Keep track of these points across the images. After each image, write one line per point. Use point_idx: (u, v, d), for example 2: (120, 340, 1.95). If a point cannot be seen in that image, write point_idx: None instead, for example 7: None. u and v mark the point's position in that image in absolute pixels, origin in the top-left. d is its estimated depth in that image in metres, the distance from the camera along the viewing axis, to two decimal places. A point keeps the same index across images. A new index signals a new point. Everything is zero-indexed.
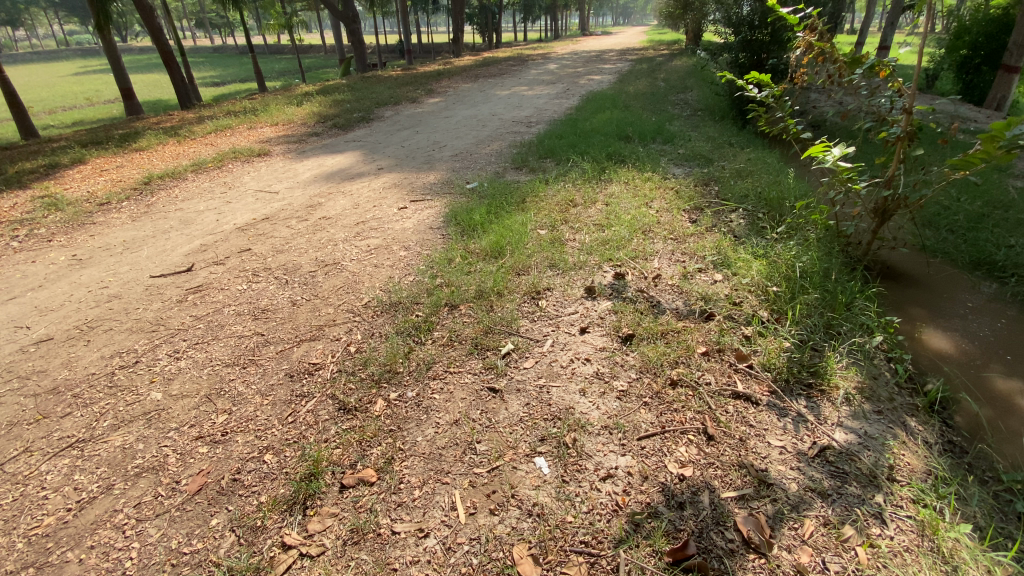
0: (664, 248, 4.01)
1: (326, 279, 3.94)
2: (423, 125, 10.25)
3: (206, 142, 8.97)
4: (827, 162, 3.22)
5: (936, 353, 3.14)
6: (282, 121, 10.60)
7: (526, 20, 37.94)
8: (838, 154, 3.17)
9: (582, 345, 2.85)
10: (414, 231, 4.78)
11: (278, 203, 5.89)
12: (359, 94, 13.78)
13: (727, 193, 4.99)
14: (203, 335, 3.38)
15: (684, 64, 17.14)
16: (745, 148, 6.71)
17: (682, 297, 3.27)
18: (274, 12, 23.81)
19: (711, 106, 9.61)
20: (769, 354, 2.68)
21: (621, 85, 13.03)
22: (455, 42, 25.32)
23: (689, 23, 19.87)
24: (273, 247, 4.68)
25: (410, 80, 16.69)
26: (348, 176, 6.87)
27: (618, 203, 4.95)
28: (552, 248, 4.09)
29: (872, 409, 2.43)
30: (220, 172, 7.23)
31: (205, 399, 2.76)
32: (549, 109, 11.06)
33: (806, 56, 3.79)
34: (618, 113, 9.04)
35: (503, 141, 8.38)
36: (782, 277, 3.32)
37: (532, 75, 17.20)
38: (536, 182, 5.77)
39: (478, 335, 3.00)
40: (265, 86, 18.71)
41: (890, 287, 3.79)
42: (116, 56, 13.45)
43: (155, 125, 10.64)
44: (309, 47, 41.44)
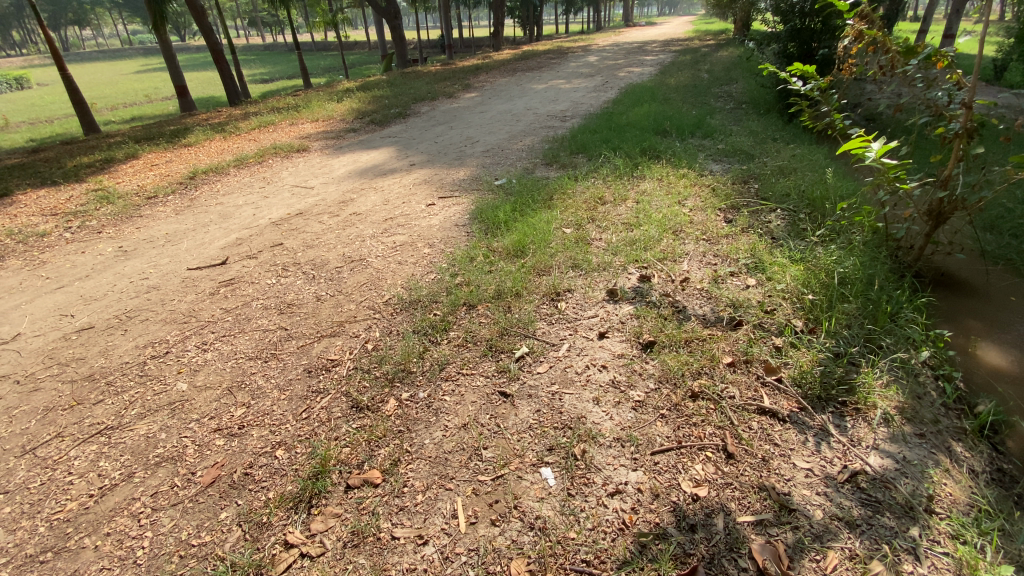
0: (694, 249, 3.84)
1: (351, 274, 3.99)
2: (457, 120, 10.26)
3: (250, 138, 9.30)
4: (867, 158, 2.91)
5: (991, 370, 2.85)
6: (322, 116, 10.86)
7: (568, 13, 37.44)
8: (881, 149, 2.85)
9: (600, 351, 2.76)
10: (439, 228, 4.78)
11: (312, 199, 6.03)
12: (398, 90, 13.96)
13: (767, 192, 4.73)
14: (230, 328, 3.49)
15: (730, 55, 16.48)
16: (790, 144, 6.36)
17: (711, 303, 3.11)
18: (320, 10, 24.44)
19: (756, 99, 9.18)
20: (801, 367, 2.51)
21: (661, 77, 12.65)
22: (494, 37, 25.28)
23: (737, 12, 19.07)
24: (304, 242, 4.78)
25: (449, 74, 16.77)
26: (381, 172, 6.95)
27: (648, 202, 4.79)
28: (577, 247, 3.99)
29: (913, 432, 2.23)
30: (259, 167, 7.47)
31: (227, 392, 2.85)
32: (586, 103, 10.85)
33: (855, 46, 3.53)
34: (655, 107, 8.76)
35: (536, 136, 8.28)
36: (821, 284, 3.10)
37: (570, 68, 16.94)
38: (566, 179, 5.65)
39: (494, 337, 2.95)
40: (310, 82, 19.23)
41: (942, 296, 3.48)
42: (171, 55, 14.11)
43: (204, 121, 11.11)
44: (354, 43, 42.38)
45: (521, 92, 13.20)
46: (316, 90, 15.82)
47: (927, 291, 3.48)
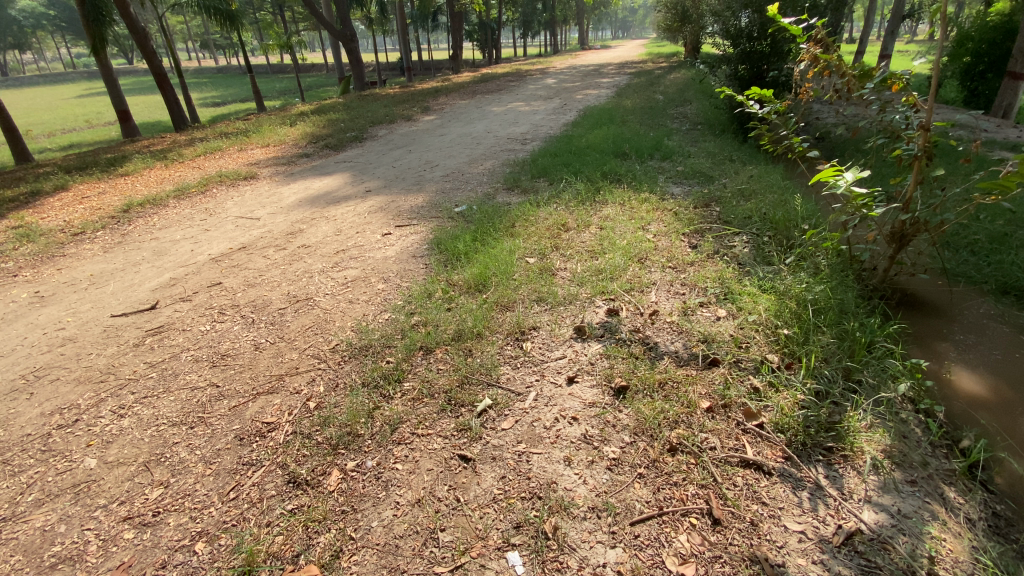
0: (662, 278, 3.69)
1: (295, 317, 3.64)
2: (416, 143, 10.04)
3: (194, 165, 8.78)
4: (839, 188, 2.83)
5: (968, 397, 2.79)
6: (273, 142, 10.42)
7: (525, 36, 38.16)
8: (852, 179, 2.77)
9: (570, 400, 2.51)
10: (395, 260, 4.48)
11: (258, 231, 5.64)
12: (355, 113, 13.64)
13: (730, 216, 4.68)
14: (154, 386, 3.10)
15: (683, 77, 16.96)
16: (747, 165, 6.41)
17: (682, 339, 2.94)
18: (273, 32, 23.92)
19: (711, 120, 9.35)
20: (783, 411, 2.34)
21: (618, 99, 12.82)
22: (453, 59, 25.36)
23: (687, 36, 19.73)
24: (246, 281, 4.40)
25: (408, 97, 16.58)
26: (334, 199, 6.62)
27: (613, 228, 4.65)
28: (541, 279, 3.77)
29: (904, 479, 2.08)
30: (203, 197, 7.00)
31: (143, 469, 2.48)
32: (546, 125, 10.84)
33: (811, 70, 3.52)
34: (614, 129, 8.79)
35: (497, 159, 8.14)
36: (793, 314, 2.98)
37: (529, 91, 17.04)
38: (528, 205, 5.47)
39: (452, 387, 2.66)
40: (263, 105, 18.65)
41: (911, 319, 3.46)
42: (111, 78, 13.33)
43: (146, 148, 10.48)
44: (310, 66, 41.76)
45: (481, 114, 13.12)
46: (268, 114, 15.29)
47: (895, 315, 3.45)
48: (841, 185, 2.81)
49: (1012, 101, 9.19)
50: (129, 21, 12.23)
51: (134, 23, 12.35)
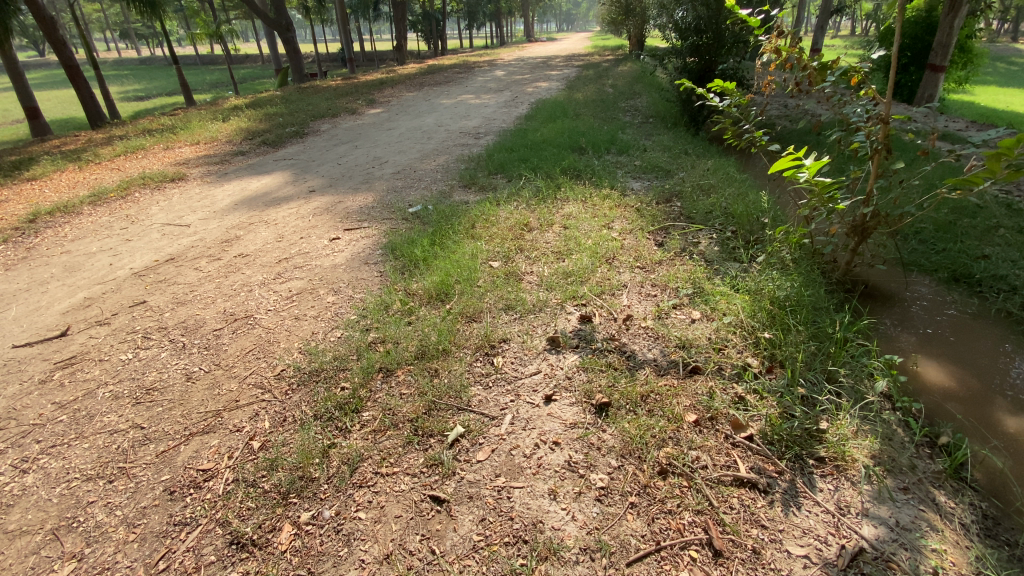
0: (631, 279, 3.55)
1: (233, 340, 3.25)
2: (363, 139, 9.52)
3: (113, 167, 7.93)
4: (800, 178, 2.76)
5: (938, 388, 2.82)
6: (205, 139, 9.61)
7: (471, 27, 37.53)
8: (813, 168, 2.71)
9: (549, 421, 2.31)
10: (346, 268, 4.13)
11: (188, 239, 5.11)
12: (295, 107, 12.85)
13: (692, 211, 4.63)
14: (65, 432, 2.65)
15: (629, 69, 17.11)
16: (702, 158, 6.43)
17: (659, 345, 2.80)
18: (200, 21, 22.28)
19: (662, 113, 9.40)
20: (772, 420, 2.23)
21: (568, 92, 12.74)
22: (398, 51, 24.50)
23: (631, 29, 19.93)
24: (175, 298, 3.94)
25: (352, 90, 15.83)
26: (274, 201, 6.11)
27: (576, 227, 4.48)
28: (507, 285, 3.55)
29: (897, 486, 2.01)
30: (124, 202, 6.30)
31: (51, 537, 2.09)
32: (498, 118, 10.58)
33: (773, 62, 3.45)
34: (569, 123, 8.66)
35: (450, 155, 7.81)
36: (769, 314, 2.90)
37: (477, 83, 16.69)
38: (486, 204, 5.22)
39: (419, 415, 2.39)
40: (194, 99, 17.29)
41: (874, 311, 3.49)
42: (15, 71, 11.90)
43: (56, 148, 9.41)
44: (244, 57, 39.34)
45: (430, 108, 12.67)
46: (199, 109, 14.17)
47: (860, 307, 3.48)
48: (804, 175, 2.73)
49: (936, 91, 9.72)
50: (34, 9, 10.88)
51: (42, 12, 11.04)
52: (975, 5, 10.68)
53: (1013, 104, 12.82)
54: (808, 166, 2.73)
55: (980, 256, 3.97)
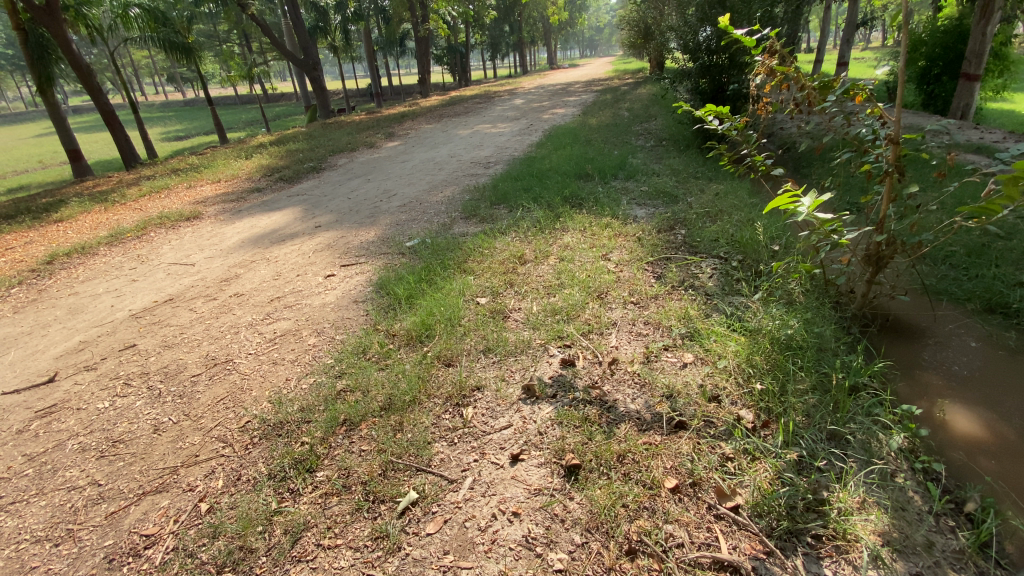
0: (623, 316, 3.30)
1: (208, 387, 3.18)
2: (376, 172, 9.65)
3: (135, 207, 8.23)
4: (799, 215, 2.43)
5: (968, 441, 2.48)
6: (225, 177, 9.92)
7: (494, 58, 38.37)
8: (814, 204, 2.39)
9: (512, 486, 2.10)
10: (333, 307, 4.04)
11: (189, 279, 5.16)
12: (315, 143, 13.23)
13: (696, 239, 4.37)
14: (26, 488, 2.59)
15: (647, 92, 16.99)
16: (711, 181, 6.18)
17: (644, 394, 2.55)
18: (235, 64, 23.49)
19: (675, 136, 9.18)
20: (762, 488, 1.95)
21: (583, 118, 12.67)
22: (421, 84, 25.17)
23: (650, 52, 19.93)
24: (163, 341, 3.93)
25: (374, 123, 16.25)
26: (279, 238, 6.16)
27: (572, 259, 4.28)
28: (491, 324, 3.37)
29: (910, 572, 1.70)
30: (138, 242, 6.47)
31: None
32: (510, 147, 10.58)
33: (768, 83, 3.24)
34: (578, 149, 8.54)
35: (457, 186, 7.78)
36: (768, 358, 2.61)
37: (495, 112, 16.88)
38: (483, 236, 5.09)
39: (373, 477, 2.22)
40: (225, 137, 18.07)
41: (895, 347, 3.16)
42: (59, 117, 12.71)
43: (88, 190, 9.87)
44: (279, 96, 41.26)
45: (446, 138, 12.82)
46: (227, 147, 14.77)
47: (878, 345, 3.16)
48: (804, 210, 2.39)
49: (970, 101, 9.19)
50: (73, 59, 11.63)
51: (78, 61, 11.84)
52: (1010, 11, 10.16)
53: None
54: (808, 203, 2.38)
55: (1018, 283, 3.57)
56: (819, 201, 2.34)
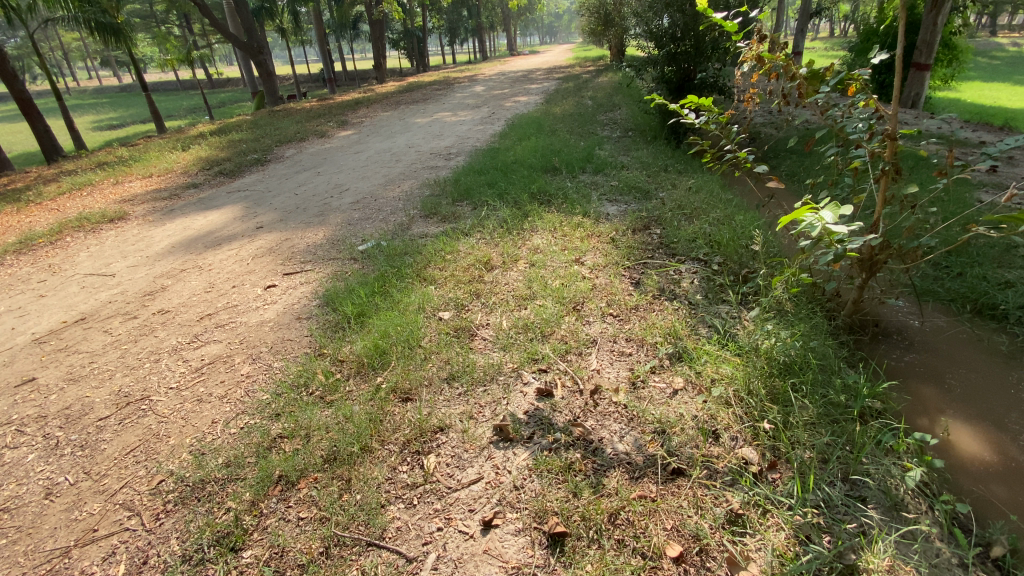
0: (602, 332, 2.96)
1: (117, 434, 2.66)
2: (327, 164, 8.97)
3: (52, 207, 7.32)
4: (815, 231, 2.01)
5: (979, 468, 2.25)
6: (159, 171, 9.01)
7: (452, 43, 37.23)
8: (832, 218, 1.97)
9: (484, 564, 1.73)
10: (272, 327, 3.54)
11: (107, 292, 4.51)
12: (262, 132, 12.29)
13: (673, 240, 4.09)
14: None
15: (609, 80, 16.68)
16: (683, 175, 5.93)
17: (633, 430, 2.21)
18: (171, 46, 21.70)
19: (642, 126, 8.91)
20: (779, 554, 1.66)
21: (546, 106, 12.27)
22: (377, 69, 24.04)
23: (611, 39, 19.65)
24: (68, 372, 3.33)
25: (326, 111, 15.32)
26: (215, 241, 5.53)
27: (543, 264, 3.90)
28: (455, 345, 2.97)
29: None
30: (50, 248, 5.68)
31: None
32: (472, 137, 10.08)
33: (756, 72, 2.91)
34: (543, 140, 8.14)
35: (415, 180, 7.26)
36: (767, 384, 2.33)
37: (455, 99, 16.22)
38: (446, 237, 4.64)
39: (313, 559, 1.83)
40: (163, 126, 16.66)
41: (890, 356, 2.93)
42: None
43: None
44: (224, 81, 38.80)
45: (403, 127, 12.17)
46: (164, 137, 13.56)
47: (872, 355, 2.92)
48: (814, 226, 2.00)
49: (921, 90, 9.30)
50: None
51: None
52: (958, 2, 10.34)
53: (999, 100, 12.48)
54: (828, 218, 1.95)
55: (1003, 283, 3.44)
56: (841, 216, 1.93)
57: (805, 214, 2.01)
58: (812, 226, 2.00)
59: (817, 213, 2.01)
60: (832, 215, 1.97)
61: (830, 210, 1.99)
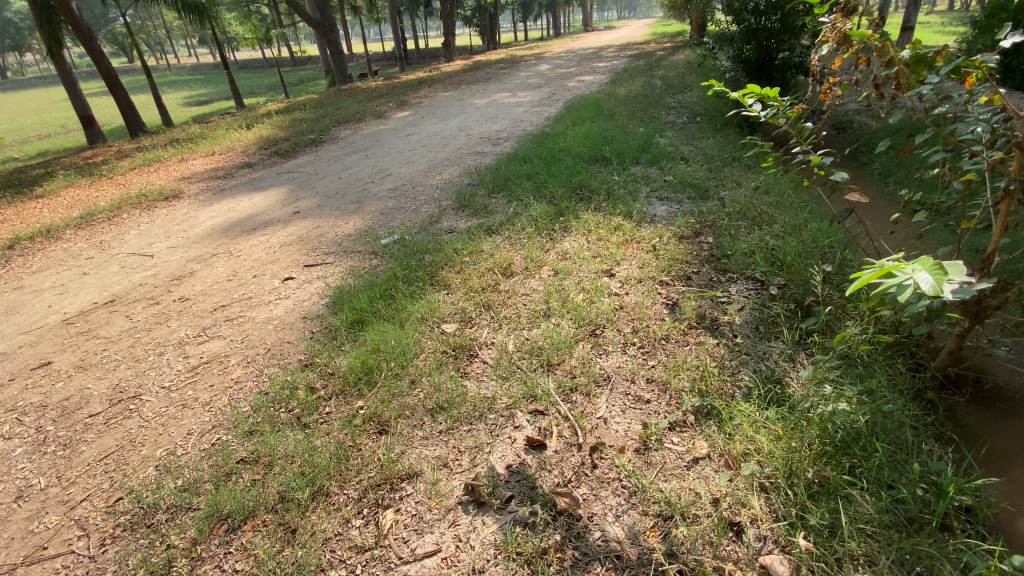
0: (619, 367, 2.51)
1: (99, 437, 2.58)
2: (376, 146, 8.87)
3: (120, 183, 7.71)
4: (903, 294, 1.41)
5: None
6: (221, 149, 9.31)
7: (524, 19, 36.25)
8: (933, 281, 1.36)
9: None
10: (275, 325, 3.37)
11: (141, 274, 4.58)
12: (323, 111, 12.43)
13: (724, 255, 3.50)
14: None
15: (685, 59, 15.42)
16: (749, 171, 5.20)
17: (632, 510, 1.79)
18: (251, 24, 22.50)
19: (712, 112, 8.03)
20: None
21: (610, 87, 11.45)
22: (446, 48, 23.80)
23: (691, 14, 18.14)
24: (80, 359, 3.35)
25: (389, 90, 15.33)
26: (252, 226, 5.52)
27: (568, 273, 3.46)
28: (449, 368, 2.63)
29: None
30: (106, 225, 5.94)
31: None
32: (526, 120, 9.59)
33: (839, 58, 2.26)
34: (598, 126, 7.53)
35: (458, 166, 6.94)
36: (811, 472, 1.80)
37: (518, 79, 15.69)
38: (469, 235, 4.28)
39: None
40: (240, 103, 17.40)
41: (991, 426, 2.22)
42: (71, 81, 11.89)
43: (84, 162, 9.40)
44: (305, 59, 40.38)
45: (460, 109, 11.87)
46: (236, 115, 14.13)
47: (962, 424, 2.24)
48: (905, 288, 1.41)
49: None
50: (72, 21, 10.86)
51: (79, 23, 11.00)
52: None
53: None
54: (927, 280, 1.35)
55: None
56: (946, 280, 1.33)
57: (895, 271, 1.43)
58: (902, 286, 1.42)
59: (912, 270, 1.42)
60: (932, 277, 1.37)
61: (932, 268, 1.40)
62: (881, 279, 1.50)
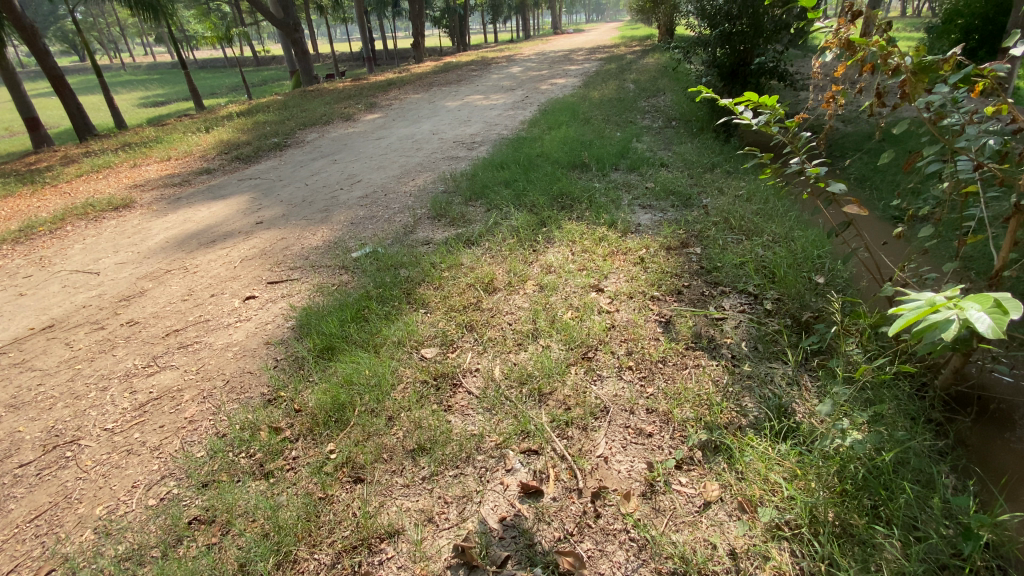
0: (615, 396, 2.33)
1: (28, 493, 2.25)
2: (345, 151, 8.52)
3: (65, 191, 7.15)
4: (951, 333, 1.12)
5: None
6: (178, 154, 8.79)
7: (494, 21, 36.07)
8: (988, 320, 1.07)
9: None
10: (235, 353, 3.06)
11: (85, 294, 4.17)
12: (289, 114, 11.95)
13: (715, 267, 3.37)
14: None
15: (656, 63, 15.52)
16: (730, 178, 5.13)
17: (643, 568, 1.61)
18: (210, 22, 21.59)
19: (688, 116, 8.00)
20: None
21: (584, 91, 11.37)
22: (416, 49, 23.40)
23: (660, 18, 18.30)
24: (9, 396, 2.97)
25: (358, 92, 14.90)
26: (211, 238, 5.15)
27: (555, 288, 3.27)
28: (431, 401, 2.40)
29: None
30: (48, 238, 5.45)
31: None
32: (501, 124, 9.39)
33: (841, 65, 2.15)
34: (575, 130, 7.39)
35: (432, 172, 6.69)
36: (834, 518, 1.65)
37: (491, 81, 15.48)
38: (447, 247, 4.04)
39: None
40: (200, 104, 16.65)
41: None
42: (12, 82, 11.08)
43: (26, 168, 8.72)
44: (269, 60, 39.24)
45: (432, 111, 11.58)
46: (195, 117, 13.48)
47: (994, 455, 2.07)
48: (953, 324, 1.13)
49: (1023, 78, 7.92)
50: (12, 18, 10.10)
51: (20, 20, 10.25)
52: None
53: None
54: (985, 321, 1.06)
55: None
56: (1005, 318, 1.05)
57: (941, 308, 1.14)
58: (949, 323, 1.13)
59: (962, 307, 1.13)
60: (988, 316, 1.08)
61: (986, 305, 1.11)
62: (920, 313, 1.20)
